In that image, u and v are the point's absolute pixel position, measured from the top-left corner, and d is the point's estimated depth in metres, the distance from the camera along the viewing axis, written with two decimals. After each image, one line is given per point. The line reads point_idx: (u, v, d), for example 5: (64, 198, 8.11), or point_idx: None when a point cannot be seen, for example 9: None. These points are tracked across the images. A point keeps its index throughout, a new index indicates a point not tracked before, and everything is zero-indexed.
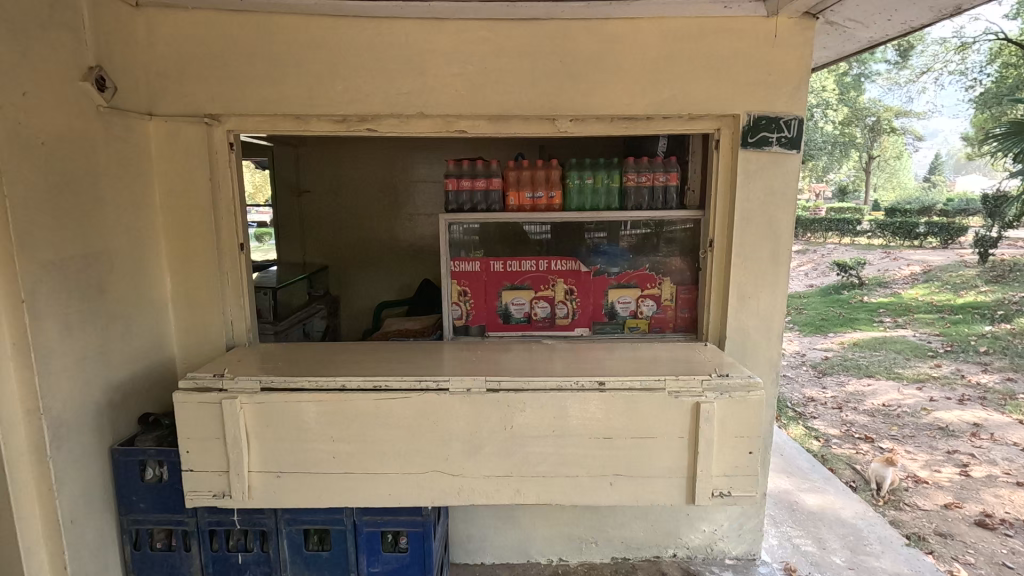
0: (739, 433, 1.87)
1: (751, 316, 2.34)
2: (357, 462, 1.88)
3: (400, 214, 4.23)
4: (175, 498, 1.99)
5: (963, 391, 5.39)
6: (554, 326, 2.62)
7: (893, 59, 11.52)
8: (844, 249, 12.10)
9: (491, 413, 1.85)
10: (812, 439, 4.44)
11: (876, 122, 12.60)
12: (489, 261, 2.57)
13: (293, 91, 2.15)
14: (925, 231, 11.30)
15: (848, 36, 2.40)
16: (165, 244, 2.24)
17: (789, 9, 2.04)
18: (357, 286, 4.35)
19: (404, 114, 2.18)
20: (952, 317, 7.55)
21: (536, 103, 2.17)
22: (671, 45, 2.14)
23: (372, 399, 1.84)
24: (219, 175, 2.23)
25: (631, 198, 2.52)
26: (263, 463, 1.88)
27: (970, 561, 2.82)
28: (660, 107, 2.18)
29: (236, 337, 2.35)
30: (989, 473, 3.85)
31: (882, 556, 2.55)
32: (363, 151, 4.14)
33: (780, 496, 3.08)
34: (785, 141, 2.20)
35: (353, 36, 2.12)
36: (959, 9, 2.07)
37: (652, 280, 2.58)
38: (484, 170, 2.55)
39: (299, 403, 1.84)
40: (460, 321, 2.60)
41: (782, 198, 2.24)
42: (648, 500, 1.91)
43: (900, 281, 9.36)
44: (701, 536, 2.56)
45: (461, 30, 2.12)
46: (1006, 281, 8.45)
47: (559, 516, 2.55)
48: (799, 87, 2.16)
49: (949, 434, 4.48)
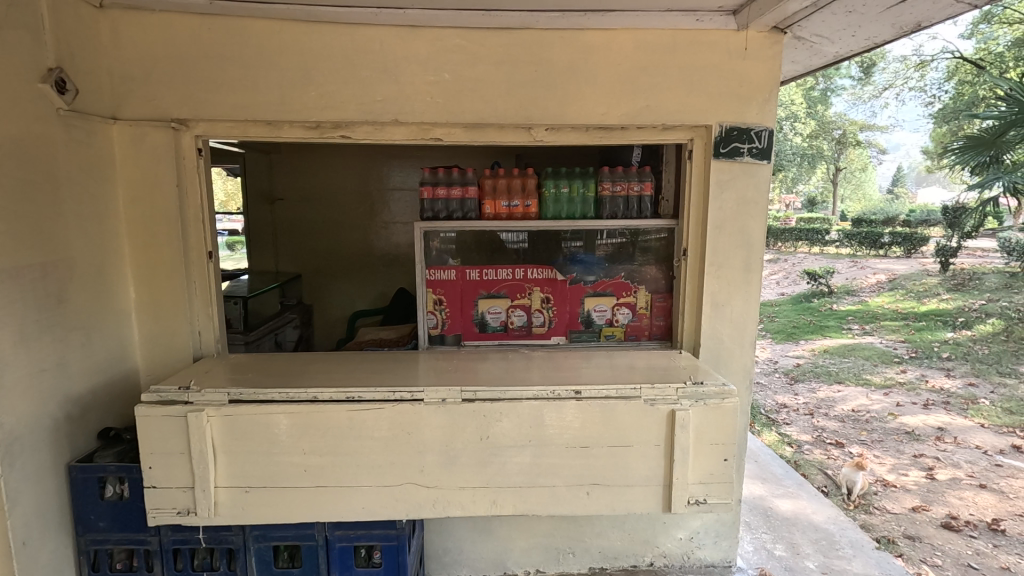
0: (714, 440, 1.88)
1: (725, 322, 2.37)
2: (330, 475, 1.83)
3: (375, 222, 4.20)
4: (137, 516, 1.90)
5: (927, 395, 5.55)
6: (531, 334, 2.60)
7: (856, 75, 11.92)
8: (813, 259, 12.41)
9: (467, 424, 1.83)
10: (785, 445, 4.52)
11: (843, 135, 12.86)
12: (465, 269, 2.55)
13: (266, 96, 2.11)
14: (890, 241, 11.67)
15: (815, 51, 2.46)
16: (129, 251, 2.16)
17: (758, 24, 2.09)
18: (332, 294, 4.29)
19: (380, 121, 2.16)
20: (917, 324, 7.78)
21: (513, 112, 2.17)
22: (645, 56, 2.16)
23: (345, 409, 1.80)
24: (186, 181, 2.18)
25: (607, 207, 2.53)
26: (230, 478, 1.82)
27: (938, 563, 2.88)
28: (634, 118, 2.21)
29: (205, 347, 2.30)
30: (953, 475, 3.95)
31: (853, 559, 2.59)
32: (338, 159, 4.11)
33: (755, 503, 3.11)
34: (757, 152, 2.24)
35: (329, 41, 2.09)
36: (919, 26, 2.14)
37: (627, 288, 2.60)
38: (460, 177, 2.53)
39: (270, 414, 1.79)
40: (436, 330, 2.57)
41: (754, 208, 2.28)
42: (625, 508, 1.91)
43: (867, 289, 9.62)
44: (677, 544, 2.56)
45: (436, 38, 2.11)
46: (967, 289, 8.74)
47: (536, 528, 2.52)
48: (769, 99, 2.22)
49: (914, 438, 4.61)
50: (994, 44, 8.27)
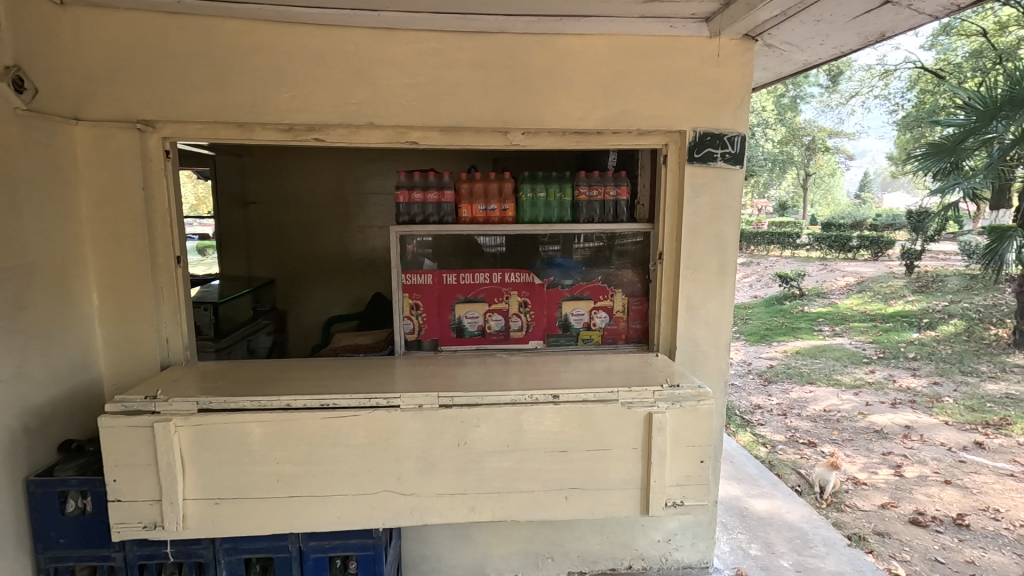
0: (690, 442, 1.90)
1: (701, 325, 2.40)
2: (304, 484, 1.79)
3: (351, 226, 4.14)
4: (100, 530, 1.83)
5: (894, 395, 5.70)
6: (509, 339, 2.59)
7: (824, 83, 12.25)
8: (784, 262, 12.70)
9: (445, 430, 1.81)
10: (759, 445, 4.60)
11: (812, 141, 13.11)
12: (442, 273, 2.53)
13: (237, 98, 2.06)
14: (858, 244, 11.99)
15: (785, 58, 2.52)
16: (93, 258, 2.09)
17: (730, 31, 2.13)
18: (307, 299, 4.21)
19: (355, 124, 2.14)
20: (884, 325, 8.00)
21: (489, 115, 2.17)
22: (621, 62, 2.18)
23: (320, 417, 1.77)
24: (153, 183, 2.12)
25: (584, 211, 2.54)
26: (199, 490, 1.76)
27: (906, 558, 2.96)
28: (610, 123, 2.22)
29: (173, 355, 2.23)
30: (920, 472, 4.06)
31: (826, 557, 2.64)
32: (313, 162, 4.05)
33: (731, 503, 3.14)
34: (729, 157, 2.28)
35: (302, 42, 2.06)
36: (884, 36, 2.20)
37: (604, 292, 2.60)
38: (436, 181, 2.52)
39: (242, 423, 1.74)
40: (412, 335, 2.54)
41: (728, 212, 2.32)
42: (604, 512, 1.91)
43: (836, 292, 9.86)
44: (656, 546, 2.57)
45: (412, 40, 2.10)
46: (931, 290, 9.02)
47: (514, 533, 2.51)
48: (741, 105, 2.26)
49: (883, 436, 4.73)
50: (953, 55, 8.59)
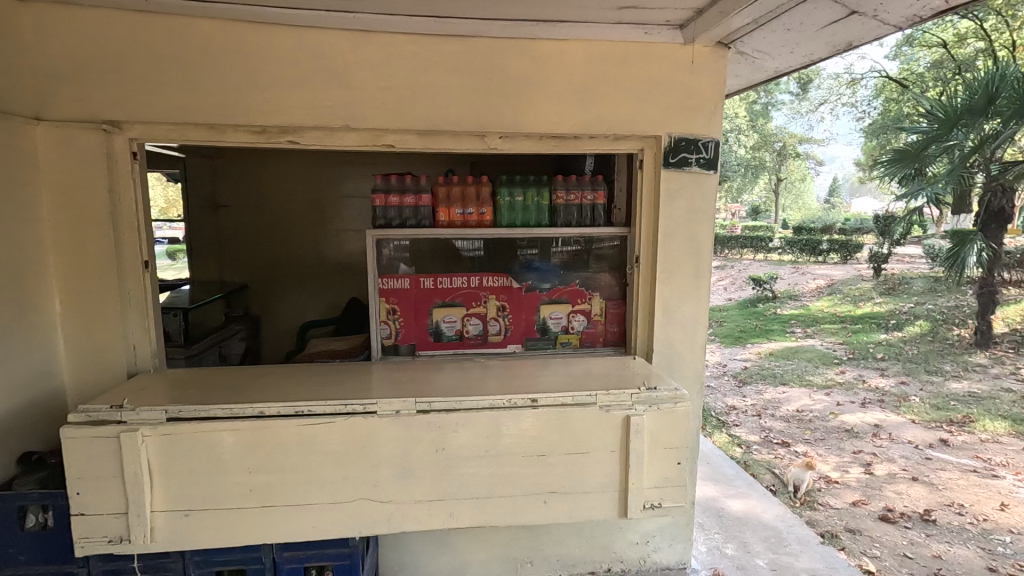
0: (668, 444, 1.91)
1: (677, 327, 2.42)
2: (278, 494, 1.75)
3: (327, 230, 4.09)
4: (62, 546, 1.76)
5: (864, 395, 5.85)
6: (487, 343, 2.58)
7: (794, 90, 12.56)
8: (758, 265, 12.96)
9: (422, 436, 1.79)
10: (735, 445, 4.67)
11: (783, 147, 13.40)
12: (419, 277, 2.51)
13: (208, 99, 2.02)
14: (828, 248, 12.29)
15: (757, 65, 2.57)
16: (55, 265, 2.02)
17: (703, 38, 2.16)
18: (281, 305, 4.14)
19: (330, 126, 2.11)
20: (853, 326, 8.21)
21: (467, 119, 2.16)
22: (597, 67, 2.20)
23: (294, 425, 1.73)
24: (120, 186, 2.06)
25: (561, 216, 2.55)
26: (168, 501, 1.71)
27: (877, 554, 3.03)
28: (587, 127, 2.23)
29: (141, 362, 2.16)
30: (889, 470, 4.17)
31: (800, 555, 2.68)
32: (287, 165, 3.98)
33: (707, 504, 3.18)
34: (704, 162, 2.31)
35: (275, 43, 2.02)
36: (851, 45, 2.26)
37: (582, 295, 2.61)
38: (413, 185, 2.51)
39: (213, 432, 1.70)
40: (389, 340, 2.51)
41: (702, 216, 2.35)
42: (583, 515, 1.91)
43: (808, 294, 10.09)
44: (634, 549, 2.58)
45: (388, 43, 2.08)
46: (898, 292, 9.30)
47: (493, 539, 2.49)
48: (715, 111, 2.30)
49: (854, 435, 4.84)
50: (916, 65, 8.88)
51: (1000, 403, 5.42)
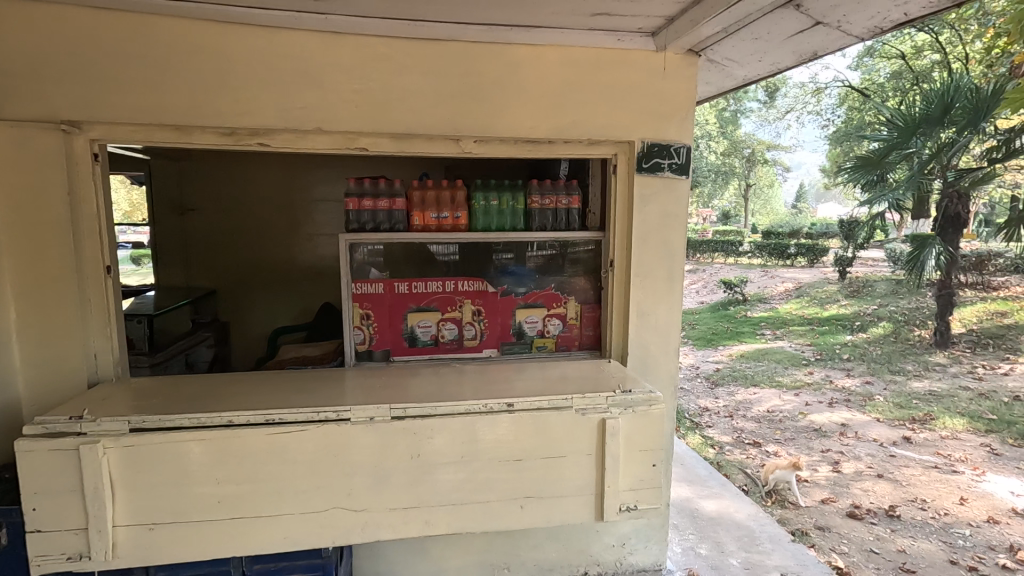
0: (643, 446, 1.93)
1: (651, 331, 2.45)
2: (248, 505, 1.71)
3: (298, 234, 4.01)
4: (17, 564, 1.69)
5: (831, 395, 6.01)
6: (462, 348, 2.57)
7: (762, 98, 12.88)
8: (728, 269, 13.22)
9: (398, 442, 1.77)
10: (708, 446, 4.74)
11: (752, 154, 13.65)
12: (393, 282, 2.49)
13: (174, 100, 1.97)
14: (795, 252, 12.62)
15: (726, 73, 2.62)
16: (9, 272, 1.93)
17: (675, 46, 2.20)
18: (251, 310, 4.05)
19: (302, 129, 2.08)
20: (820, 328, 8.44)
21: (441, 123, 2.15)
22: (571, 73, 2.22)
23: (264, 434, 1.69)
24: (80, 189, 1.99)
25: (536, 220, 2.56)
26: (131, 515, 1.65)
27: (845, 550, 3.11)
28: (562, 132, 2.25)
29: (102, 371, 2.09)
30: (856, 468, 4.28)
31: (772, 553, 2.73)
32: (256, 167, 3.90)
33: (682, 505, 3.22)
34: (676, 167, 2.35)
35: (245, 43, 1.98)
36: (816, 55, 2.33)
37: (558, 299, 2.62)
38: (387, 188, 2.47)
39: (179, 442, 1.64)
40: (363, 346, 2.47)
41: (675, 220, 2.39)
42: (560, 519, 1.91)
43: (777, 297, 10.33)
44: (611, 551, 2.59)
45: (361, 45, 2.06)
46: (862, 295, 9.59)
47: (470, 546, 2.47)
48: (686, 117, 2.34)
49: (822, 434, 4.96)
50: (877, 75, 9.19)
51: (958, 401, 5.63)
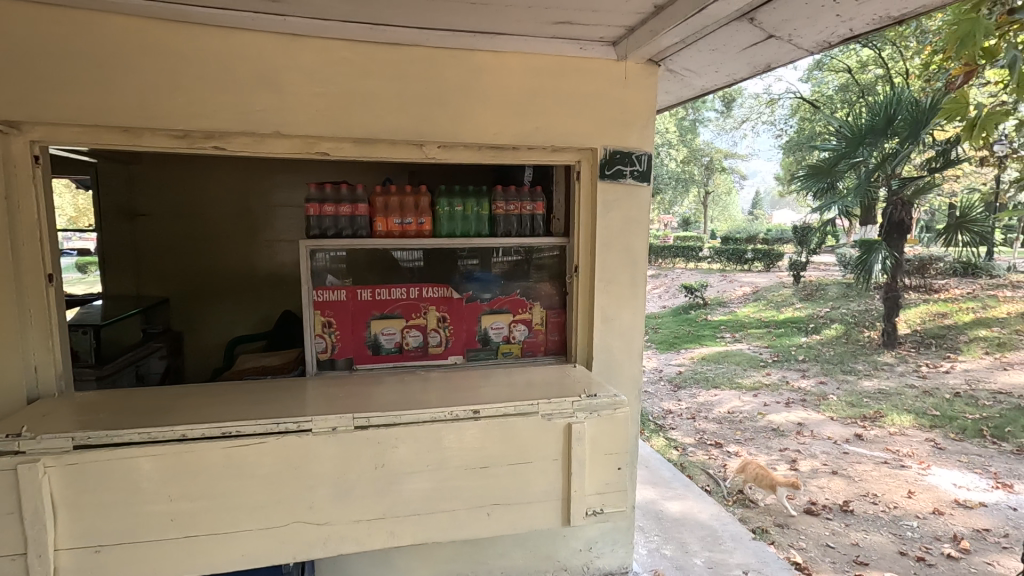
0: (608, 450, 1.95)
1: (615, 335, 2.48)
2: (203, 522, 1.64)
3: (257, 240, 3.90)
4: None
5: (788, 395, 6.21)
6: (427, 355, 2.54)
7: (719, 108, 13.28)
8: (689, 273, 13.54)
9: (361, 453, 1.73)
10: (672, 448, 4.82)
11: (710, 162, 13.99)
12: (356, 289, 2.44)
13: (122, 100, 1.88)
14: (753, 257, 13.03)
15: (685, 83, 2.69)
16: None
17: (635, 56, 2.24)
18: (206, 319, 3.91)
19: (259, 132, 2.02)
20: (777, 330, 8.72)
21: (404, 128, 2.13)
22: (534, 80, 2.23)
23: (220, 448, 1.62)
24: (19, 193, 1.88)
25: (501, 226, 2.56)
26: (75, 537, 1.56)
27: (803, 546, 3.22)
28: (526, 138, 2.26)
29: (43, 387, 1.97)
30: (812, 465, 4.43)
31: (734, 552, 2.79)
32: (212, 172, 3.77)
33: (647, 507, 3.26)
34: (638, 174, 2.39)
35: (199, 43, 1.92)
36: (769, 67, 2.41)
37: (523, 305, 2.62)
38: (349, 194, 2.42)
39: (128, 459, 1.56)
40: (325, 354, 2.41)
41: (637, 226, 2.43)
42: (527, 526, 1.90)
43: (735, 301, 10.63)
44: (578, 556, 2.60)
45: (321, 48, 2.02)
46: (815, 298, 9.97)
47: (436, 556, 2.43)
48: (647, 125, 2.38)
49: (780, 434, 5.12)
50: (826, 88, 9.61)
51: (905, 398, 5.90)
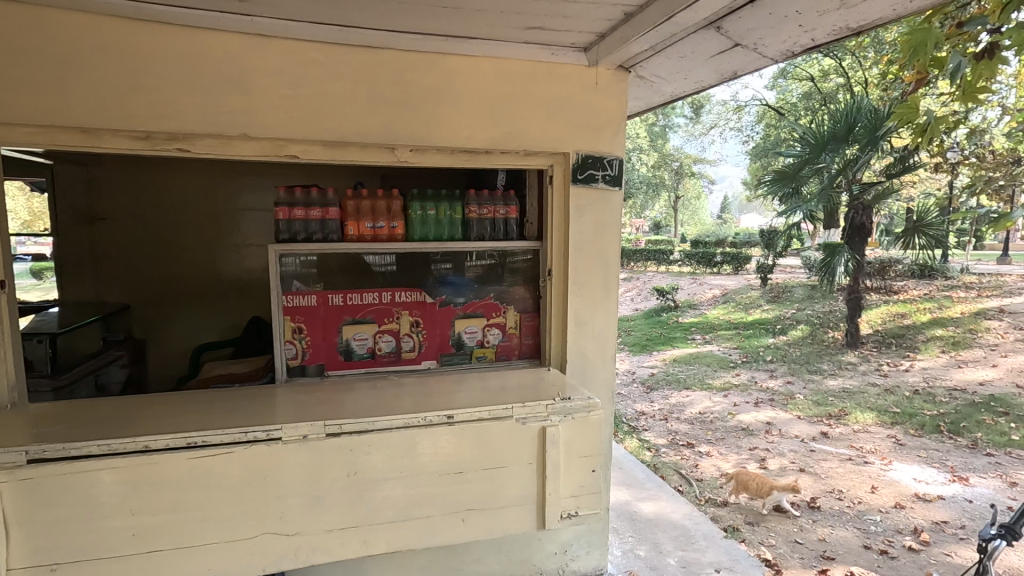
0: (582, 452, 1.96)
1: (589, 338, 2.50)
2: (166, 536, 1.58)
3: (224, 244, 3.81)
4: None
5: (757, 395, 6.35)
6: (400, 360, 2.51)
7: (688, 114, 13.56)
8: (660, 276, 13.75)
9: (333, 460, 1.70)
10: (645, 450, 4.88)
11: (680, 167, 14.23)
12: (327, 294, 2.40)
13: (81, 100, 1.82)
14: (722, 260, 13.31)
15: (655, 89, 2.74)
16: None
17: (606, 62, 2.27)
18: (171, 326, 3.79)
19: (226, 135, 1.98)
20: (745, 332, 8.92)
21: (376, 131, 2.11)
22: (506, 84, 2.24)
23: (184, 458, 1.58)
24: None
25: (474, 229, 2.55)
26: (28, 556, 1.49)
27: (772, 543, 3.30)
28: (499, 143, 2.26)
29: None
30: (780, 463, 4.53)
31: (707, 550, 2.83)
32: (177, 174, 3.67)
33: (621, 508, 3.28)
34: (609, 178, 2.42)
35: (162, 42, 1.87)
36: (735, 74, 2.47)
37: (497, 309, 2.63)
38: (320, 198, 2.40)
39: (86, 472, 1.50)
40: (295, 361, 2.37)
41: (609, 230, 2.45)
42: (502, 531, 1.89)
43: (706, 303, 10.83)
44: (553, 560, 2.60)
45: (290, 50, 1.99)
46: (782, 299, 10.24)
47: (409, 564, 2.40)
48: (618, 131, 2.41)
49: (749, 433, 5.23)
50: (790, 95, 9.91)
51: (868, 396, 6.09)
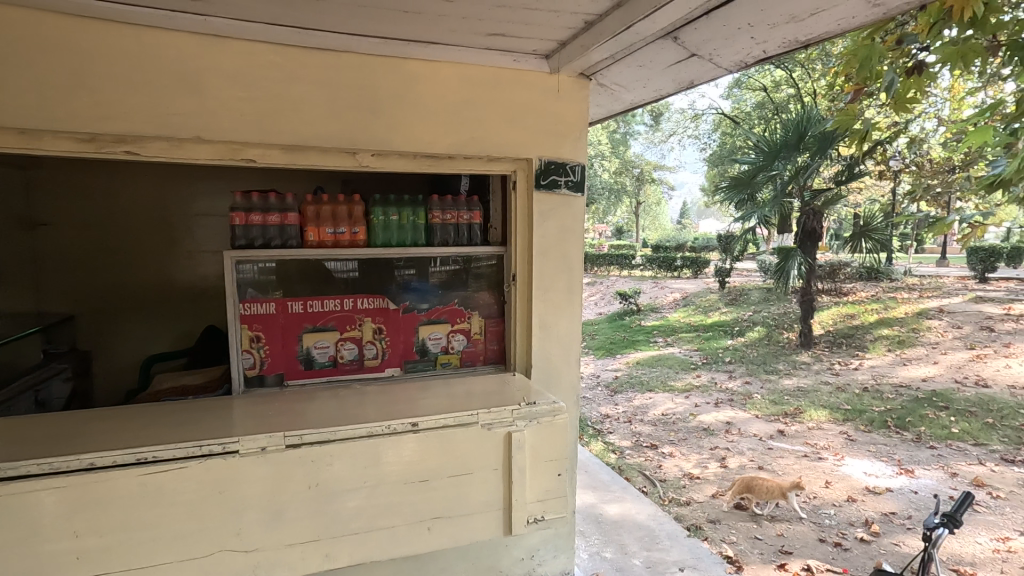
0: (548, 456, 1.96)
1: (553, 342, 2.51)
2: (114, 558, 1.50)
3: (177, 250, 3.66)
4: None
5: (717, 395, 6.51)
6: (363, 368, 2.47)
7: (648, 122, 13.86)
8: (623, 281, 13.98)
9: (293, 472, 1.65)
10: (610, 452, 4.93)
11: (641, 173, 14.46)
12: (287, 301, 2.35)
13: (19, 100, 1.73)
14: (682, 264, 13.63)
15: (615, 97, 2.79)
16: None
17: (567, 69, 2.30)
18: (120, 337, 3.63)
19: (178, 137, 1.91)
20: (705, 334, 9.14)
21: (336, 135, 2.08)
22: (468, 90, 2.24)
23: (133, 475, 1.50)
24: None
25: (438, 235, 2.54)
26: None
27: (733, 539, 3.38)
28: (462, 148, 2.26)
29: None
30: (740, 462, 4.66)
31: (671, 549, 2.88)
32: (126, 178, 3.52)
33: (587, 511, 3.31)
34: (572, 184, 2.45)
35: (108, 40, 1.79)
36: (692, 84, 2.54)
37: (461, 314, 2.61)
38: (278, 203, 2.32)
39: (25, 493, 1.42)
40: (253, 370, 2.30)
41: (572, 235, 2.48)
42: (468, 538, 1.88)
43: (667, 306, 11.06)
44: (520, 565, 2.59)
45: (246, 51, 1.94)
46: (739, 302, 10.55)
47: None
48: (579, 137, 2.45)
49: (710, 433, 5.36)
50: (744, 105, 10.26)
51: (821, 395, 6.33)
